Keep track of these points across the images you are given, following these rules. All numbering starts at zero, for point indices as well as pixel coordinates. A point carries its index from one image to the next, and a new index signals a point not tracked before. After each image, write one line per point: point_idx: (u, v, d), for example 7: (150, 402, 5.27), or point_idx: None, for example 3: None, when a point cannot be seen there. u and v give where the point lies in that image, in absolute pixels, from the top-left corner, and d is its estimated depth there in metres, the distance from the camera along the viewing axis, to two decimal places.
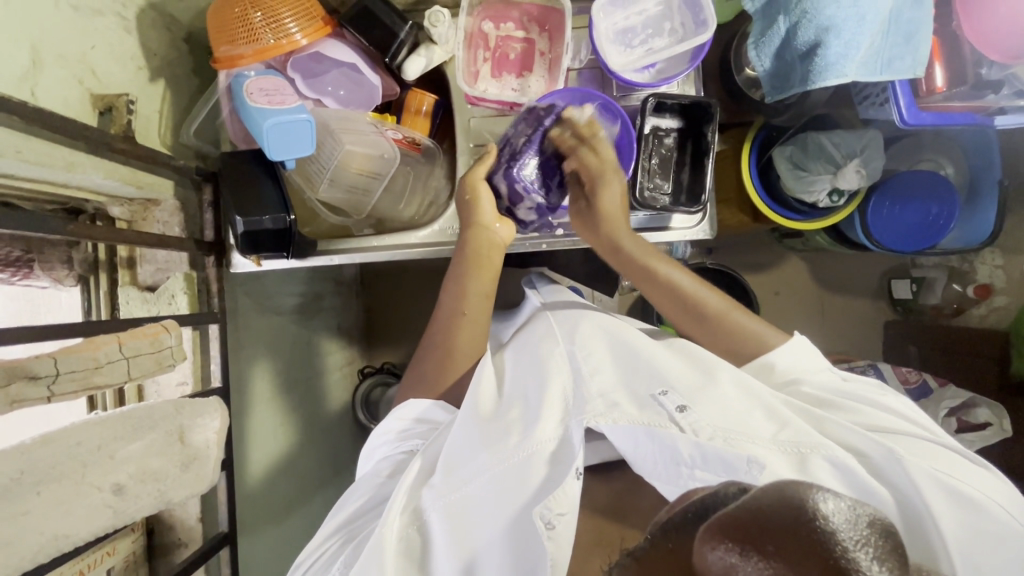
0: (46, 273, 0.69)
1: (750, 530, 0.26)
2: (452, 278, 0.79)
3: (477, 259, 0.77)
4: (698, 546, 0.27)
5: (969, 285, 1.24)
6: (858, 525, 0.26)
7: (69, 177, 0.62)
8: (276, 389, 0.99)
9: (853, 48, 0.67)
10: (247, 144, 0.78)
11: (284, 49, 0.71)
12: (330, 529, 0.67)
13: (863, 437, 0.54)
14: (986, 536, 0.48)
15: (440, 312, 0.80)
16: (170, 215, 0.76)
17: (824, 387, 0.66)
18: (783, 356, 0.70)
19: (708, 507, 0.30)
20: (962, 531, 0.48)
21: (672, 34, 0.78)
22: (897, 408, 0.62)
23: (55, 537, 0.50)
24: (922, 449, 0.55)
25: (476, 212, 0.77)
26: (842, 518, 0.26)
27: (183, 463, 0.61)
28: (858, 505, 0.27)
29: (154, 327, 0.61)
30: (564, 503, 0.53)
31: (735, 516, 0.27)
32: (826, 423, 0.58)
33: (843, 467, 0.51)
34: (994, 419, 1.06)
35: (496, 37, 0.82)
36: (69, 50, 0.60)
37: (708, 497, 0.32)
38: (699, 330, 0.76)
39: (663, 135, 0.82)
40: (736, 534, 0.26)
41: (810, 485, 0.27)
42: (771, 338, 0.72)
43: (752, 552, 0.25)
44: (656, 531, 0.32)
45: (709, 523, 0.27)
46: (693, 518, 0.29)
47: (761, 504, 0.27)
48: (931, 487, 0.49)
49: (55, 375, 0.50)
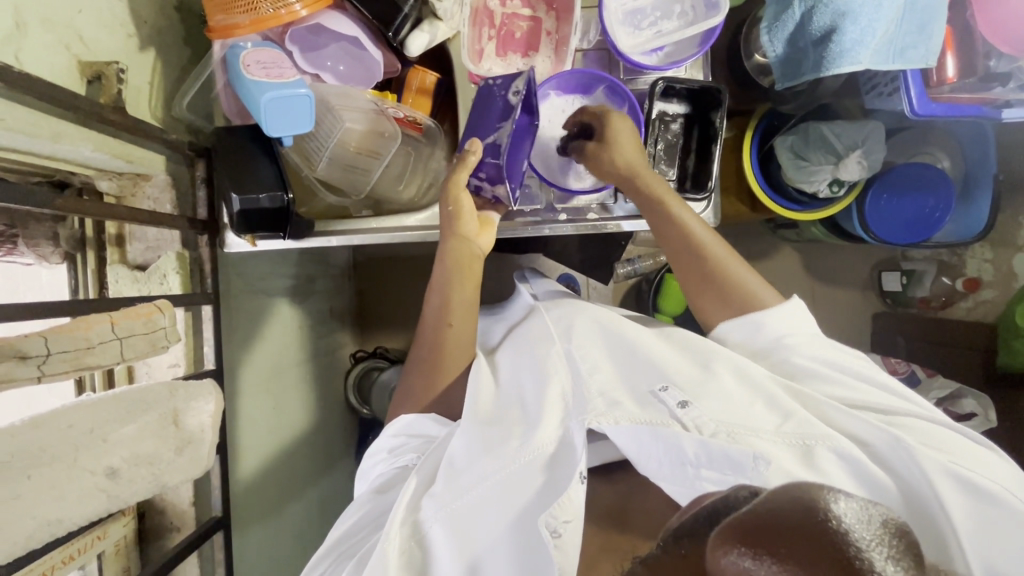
0: (32, 249, 0.66)
1: (760, 532, 0.25)
2: (435, 287, 0.77)
3: (456, 268, 0.75)
4: (711, 551, 0.26)
5: (958, 278, 1.26)
6: (870, 525, 0.26)
7: (55, 149, 0.59)
8: (268, 373, 0.97)
9: (868, 34, 0.66)
10: (241, 119, 0.75)
11: (282, 20, 0.67)
12: (326, 543, 0.67)
13: (864, 426, 0.55)
14: (1003, 525, 0.47)
15: (427, 319, 0.78)
16: (161, 192, 0.73)
17: (823, 359, 0.67)
18: (774, 318, 0.69)
19: (720, 512, 0.29)
20: (972, 518, 0.47)
21: (682, 17, 0.76)
22: (890, 385, 0.63)
23: (47, 523, 0.48)
24: (925, 435, 0.56)
25: (456, 223, 0.74)
26: (855, 517, 0.26)
27: (177, 447, 0.59)
28: (870, 505, 0.27)
29: (147, 307, 0.58)
30: (569, 510, 0.52)
31: (745, 518, 0.26)
32: (823, 409, 0.60)
33: (850, 460, 0.52)
34: (979, 409, 1.06)
35: (501, 15, 0.80)
36: (56, 14, 0.57)
37: (718, 501, 0.31)
38: (695, 276, 0.75)
39: (669, 121, 0.80)
40: (748, 538, 0.25)
41: (821, 486, 0.27)
42: (763, 297, 0.71)
43: (764, 555, 0.24)
44: (670, 538, 0.31)
45: (721, 527, 0.27)
46: (705, 522, 0.29)
47: (770, 507, 0.26)
48: (943, 478, 0.49)
49: (46, 355, 0.48)
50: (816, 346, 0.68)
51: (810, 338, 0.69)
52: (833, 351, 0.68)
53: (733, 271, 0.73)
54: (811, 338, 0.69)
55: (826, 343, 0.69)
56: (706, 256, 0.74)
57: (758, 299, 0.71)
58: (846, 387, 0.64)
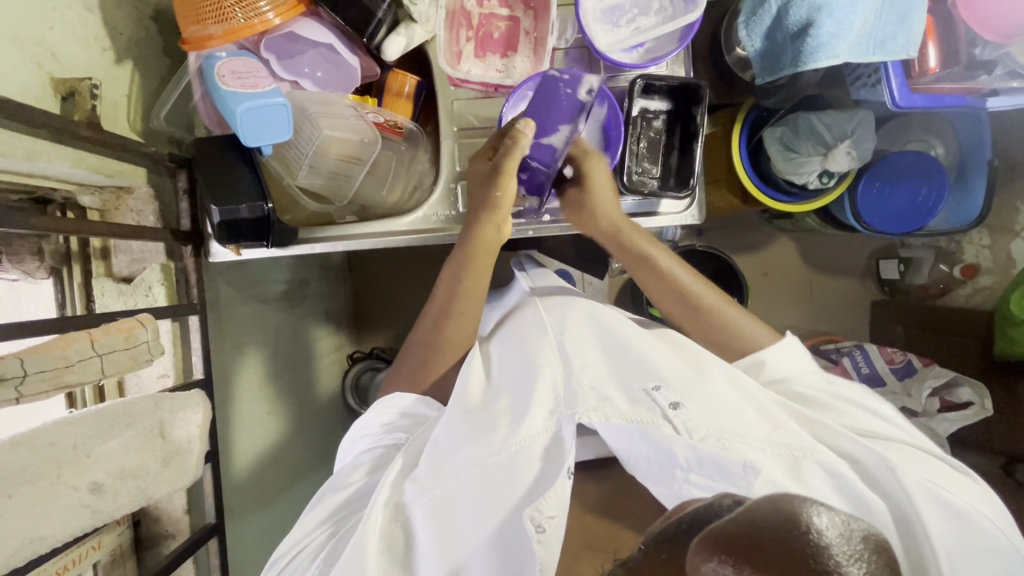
0: (16, 266, 0.67)
1: (740, 541, 0.27)
2: (451, 263, 0.76)
3: (476, 251, 0.74)
4: (690, 558, 0.29)
5: (955, 265, 1.24)
6: (850, 539, 0.28)
7: (32, 167, 0.60)
8: (262, 378, 0.98)
9: (845, 28, 0.66)
10: (222, 129, 0.75)
11: (256, 29, 0.67)
12: (322, 514, 0.67)
13: (854, 443, 0.56)
14: (974, 548, 0.49)
15: (427, 310, 0.78)
16: (144, 204, 0.73)
17: (813, 384, 0.68)
18: (773, 354, 0.71)
19: (704, 518, 0.32)
20: (951, 543, 0.49)
21: (660, 12, 0.75)
22: (890, 414, 0.64)
23: (29, 541, 0.48)
24: (908, 454, 0.57)
25: (494, 210, 0.73)
26: (836, 531, 0.28)
27: (164, 459, 0.60)
28: (853, 522, 0.29)
29: (128, 322, 0.59)
30: (555, 505, 0.52)
31: (725, 529, 0.29)
32: (820, 428, 0.59)
33: (837, 476, 0.52)
34: (975, 398, 1.05)
35: (479, 16, 0.79)
36: (26, 33, 0.57)
37: (703, 508, 0.33)
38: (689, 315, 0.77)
39: (651, 118, 0.80)
40: (728, 547, 0.27)
41: (805, 499, 0.29)
42: (760, 332, 0.74)
43: (742, 563, 0.26)
44: (651, 542, 0.33)
45: (704, 535, 0.29)
46: (686, 529, 0.31)
47: (757, 521, 0.28)
48: (927, 499, 0.50)
49: (22, 376, 0.49)
50: (813, 374, 0.69)
51: (809, 366, 0.70)
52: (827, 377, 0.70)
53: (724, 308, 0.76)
54: (810, 366, 0.70)
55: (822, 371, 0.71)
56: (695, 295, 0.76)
57: (757, 334, 0.74)
58: (839, 410, 0.64)
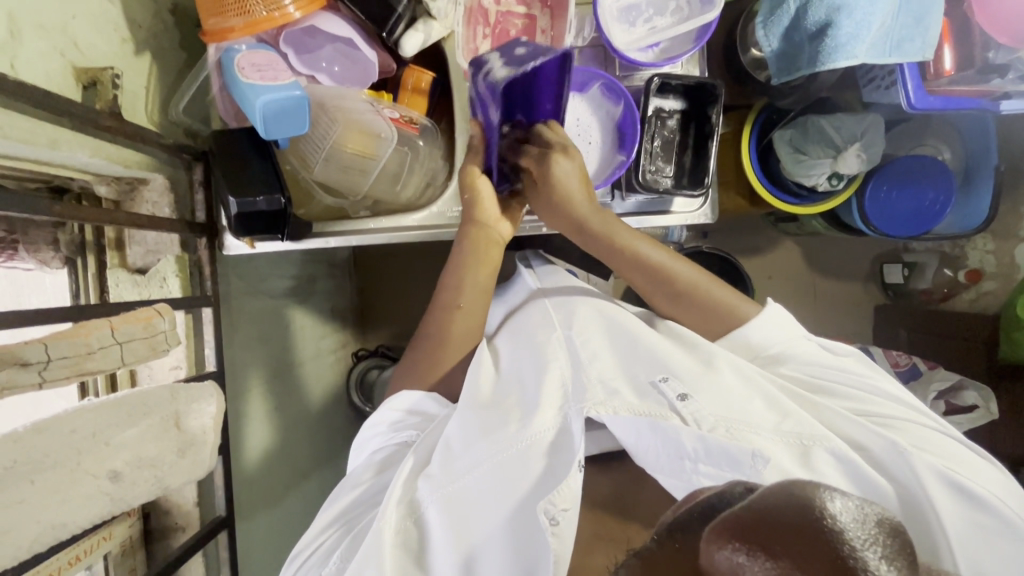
0: (32, 254, 0.66)
1: (754, 527, 0.24)
2: (451, 269, 0.78)
3: (476, 252, 0.77)
4: (705, 546, 0.25)
5: (960, 270, 1.24)
6: (866, 523, 0.24)
7: (52, 155, 0.60)
8: (271, 372, 0.98)
9: (863, 28, 0.67)
10: (238, 122, 0.75)
11: (276, 22, 0.68)
12: (330, 517, 0.67)
13: (863, 430, 0.56)
14: (989, 532, 0.50)
15: (434, 306, 0.79)
16: (159, 196, 0.73)
17: (807, 360, 0.68)
18: (757, 330, 0.70)
19: (715, 506, 0.28)
20: (963, 527, 0.50)
21: (676, 13, 0.76)
22: (893, 391, 0.64)
23: (50, 527, 0.48)
24: (921, 439, 0.58)
25: (478, 211, 0.77)
26: (850, 516, 0.24)
27: (179, 450, 0.60)
28: (866, 504, 0.26)
29: (147, 312, 0.58)
30: (567, 498, 0.52)
31: (739, 514, 0.25)
32: (822, 411, 0.60)
33: (845, 461, 0.53)
34: (981, 401, 1.06)
35: (497, 13, 0.80)
36: (51, 21, 0.57)
37: (713, 496, 0.30)
38: (667, 299, 0.76)
39: (666, 117, 0.81)
40: (743, 532, 0.24)
41: (816, 483, 0.26)
42: (742, 308, 0.73)
43: (759, 550, 0.23)
44: (663, 530, 0.29)
45: (716, 522, 0.26)
46: (700, 517, 0.27)
47: (766, 504, 0.25)
48: (936, 482, 0.52)
49: (46, 362, 0.49)
50: (804, 348, 0.69)
51: (798, 339, 0.70)
52: (818, 349, 0.69)
53: (707, 288, 0.74)
54: (798, 339, 0.70)
55: (812, 342, 0.70)
56: (675, 278, 0.75)
57: (740, 314, 0.72)
58: (845, 393, 0.64)
